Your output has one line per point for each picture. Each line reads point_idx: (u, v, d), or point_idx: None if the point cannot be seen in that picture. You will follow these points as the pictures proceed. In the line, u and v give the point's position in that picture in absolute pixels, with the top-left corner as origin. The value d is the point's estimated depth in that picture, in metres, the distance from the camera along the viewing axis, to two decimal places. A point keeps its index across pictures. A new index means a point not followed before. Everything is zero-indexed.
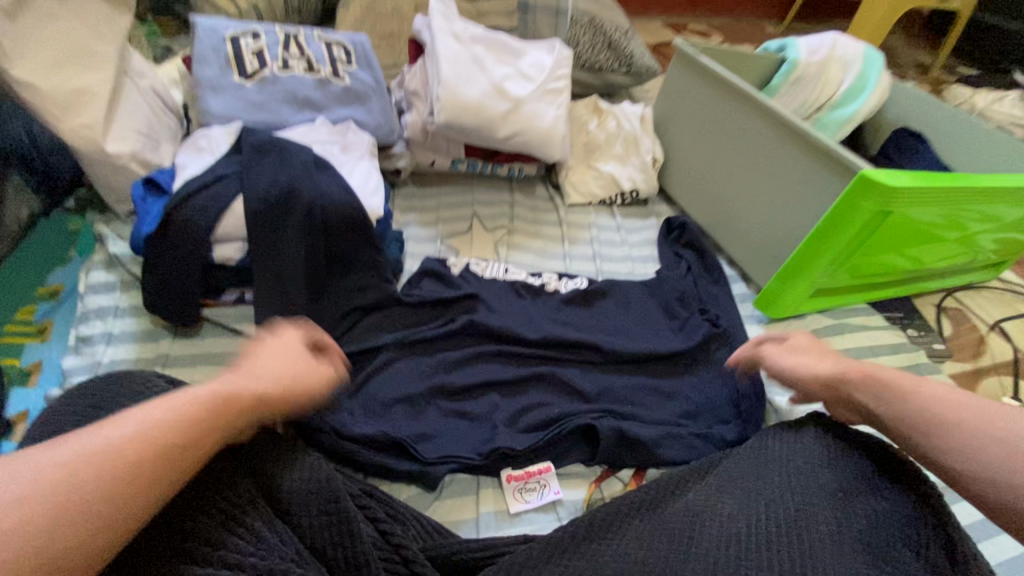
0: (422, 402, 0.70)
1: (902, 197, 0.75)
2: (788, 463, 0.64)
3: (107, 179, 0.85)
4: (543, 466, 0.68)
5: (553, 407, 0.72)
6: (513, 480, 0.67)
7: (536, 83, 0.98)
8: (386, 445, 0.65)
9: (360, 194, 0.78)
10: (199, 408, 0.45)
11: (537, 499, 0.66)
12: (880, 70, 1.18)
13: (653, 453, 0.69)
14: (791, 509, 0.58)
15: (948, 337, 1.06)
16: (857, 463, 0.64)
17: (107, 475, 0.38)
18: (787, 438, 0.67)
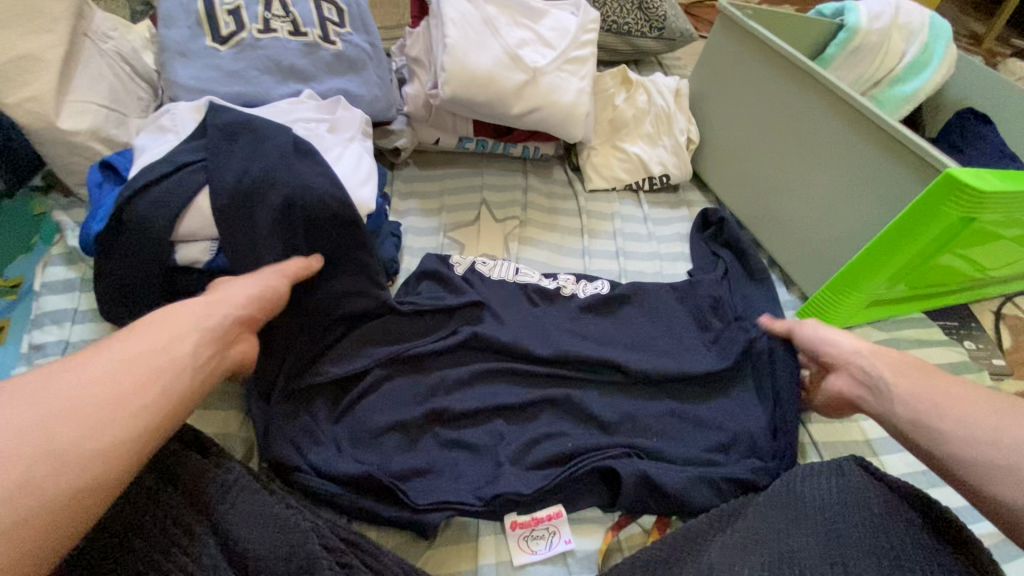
0: (417, 430, 0.61)
1: (991, 202, 0.63)
2: (825, 507, 0.54)
3: (65, 159, 0.75)
4: (553, 511, 0.59)
5: (567, 438, 0.62)
6: (519, 527, 0.58)
7: (558, 51, 0.85)
8: (372, 488, 0.56)
9: (348, 183, 0.66)
10: (185, 358, 0.46)
11: (545, 550, 0.57)
12: (948, 41, 1.02)
13: (681, 498, 0.59)
14: (824, 575, 0.49)
15: (1010, 351, 0.94)
16: (903, 517, 0.53)
17: (114, 414, 0.40)
18: (819, 484, 0.56)
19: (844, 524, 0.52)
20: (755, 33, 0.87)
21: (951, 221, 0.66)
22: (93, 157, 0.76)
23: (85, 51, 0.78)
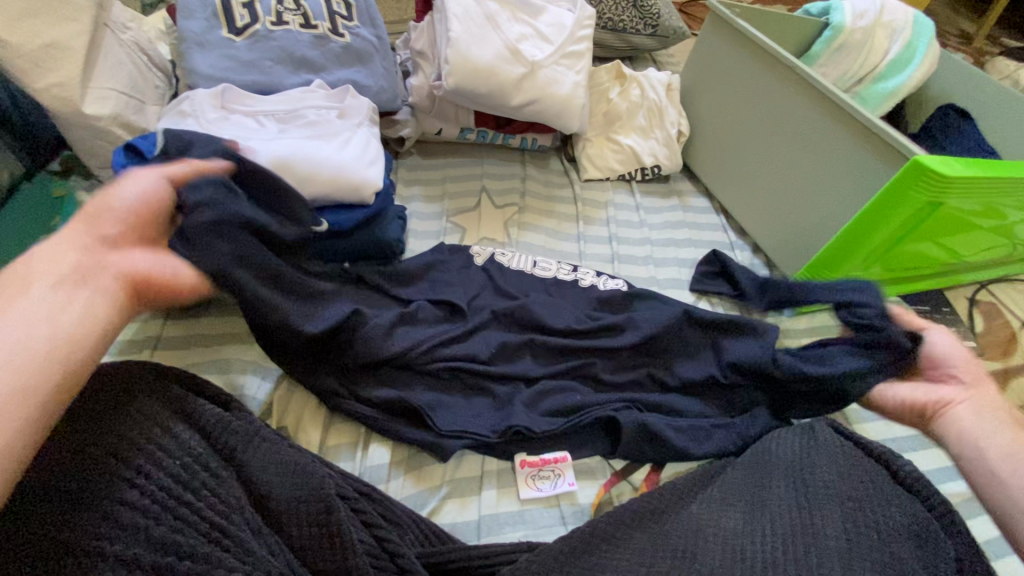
0: (435, 387, 0.66)
1: (956, 189, 0.67)
2: (794, 461, 0.59)
3: (88, 143, 0.80)
4: (560, 455, 0.65)
5: (575, 394, 0.68)
6: (526, 466, 0.64)
7: (555, 45, 0.89)
8: (401, 414, 0.64)
9: (357, 164, 0.70)
10: (48, 295, 0.42)
11: (550, 488, 0.63)
12: (931, 38, 1.07)
13: (665, 453, 0.65)
14: (794, 517, 0.53)
15: (981, 334, 1.00)
16: (869, 469, 0.58)
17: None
18: (794, 441, 0.62)
19: (812, 475, 0.57)
20: (742, 31, 0.91)
21: (919, 207, 0.71)
22: (115, 141, 0.81)
23: (105, 41, 0.83)
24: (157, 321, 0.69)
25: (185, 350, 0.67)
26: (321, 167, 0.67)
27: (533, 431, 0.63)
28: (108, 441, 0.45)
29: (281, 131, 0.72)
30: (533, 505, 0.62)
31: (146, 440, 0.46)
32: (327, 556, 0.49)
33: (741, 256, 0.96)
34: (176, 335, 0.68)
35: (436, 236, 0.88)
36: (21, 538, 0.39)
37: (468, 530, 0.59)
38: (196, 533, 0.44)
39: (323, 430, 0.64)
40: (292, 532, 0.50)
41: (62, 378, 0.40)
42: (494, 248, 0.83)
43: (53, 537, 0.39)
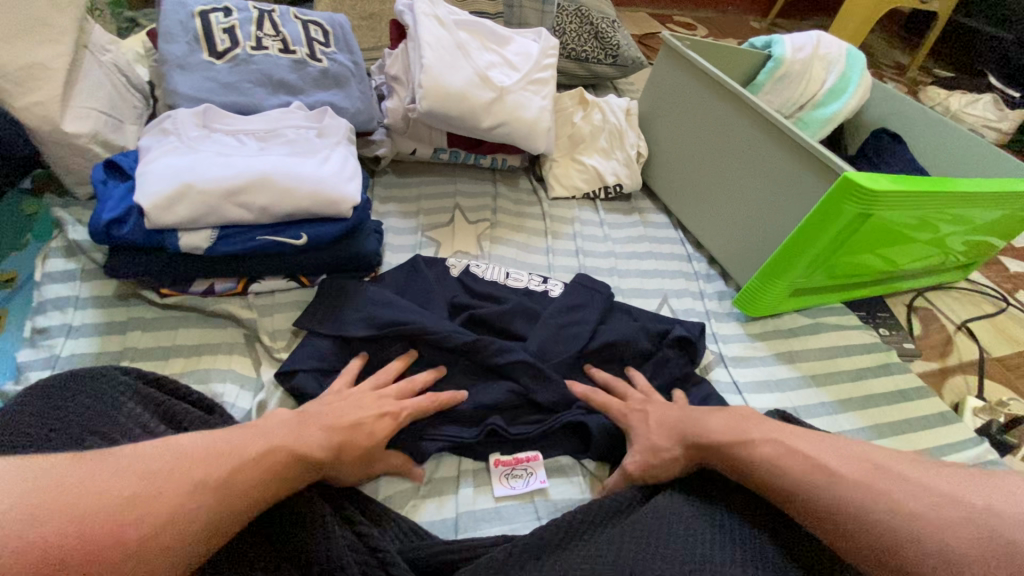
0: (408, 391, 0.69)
1: (883, 201, 0.75)
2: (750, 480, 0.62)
3: (65, 160, 0.81)
4: (532, 454, 0.69)
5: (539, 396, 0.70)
6: (501, 464, 0.68)
7: (522, 73, 0.96)
8: None
9: (335, 179, 0.73)
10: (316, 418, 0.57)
11: (522, 486, 0.66)
12: (861, 70, 1.18)
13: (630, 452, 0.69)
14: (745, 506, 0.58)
15: (918, 337, 1.09)
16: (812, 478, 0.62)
17: (202, 484, 0.45)
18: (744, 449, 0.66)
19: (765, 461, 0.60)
20: (693, 63, 1.00)
21: (851, 217, 0.78)
22: (92, 158, 0.82)
23: (85, 62, 0.85)
24: (135, 333, 0.70)
25: (164, 361, 0.69)
26: (300, 183, 0.70)
27: (507, 430, 0.67)
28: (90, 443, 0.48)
29: (262, 148, 0.75)
30: (508, 501, 0.65)
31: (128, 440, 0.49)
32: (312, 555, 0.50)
33: (698, 267, 1.03)
34: (155, 347, 0.70)
35: (411, 249, 0.91)
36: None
37: (447, 526, 0.62)
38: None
39: None
40: (245, 547, 0.50)
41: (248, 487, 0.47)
42: (470, 260, 0.88)
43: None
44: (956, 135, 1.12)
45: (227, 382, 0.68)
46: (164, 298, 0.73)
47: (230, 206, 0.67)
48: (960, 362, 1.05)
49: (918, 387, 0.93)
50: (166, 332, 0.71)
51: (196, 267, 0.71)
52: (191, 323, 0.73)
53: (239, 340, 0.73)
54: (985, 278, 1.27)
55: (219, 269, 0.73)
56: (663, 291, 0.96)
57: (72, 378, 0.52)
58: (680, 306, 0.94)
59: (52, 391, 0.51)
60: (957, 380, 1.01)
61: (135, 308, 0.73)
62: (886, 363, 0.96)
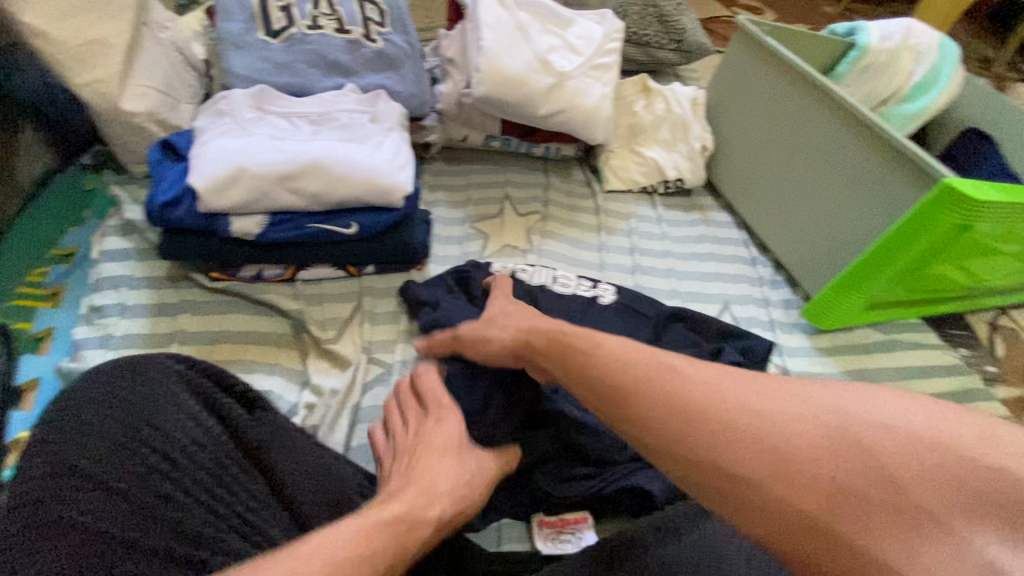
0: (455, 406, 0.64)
1: (988, 210, 0.67)
2: None
3: (124, 139, 0.82)
4: (580, 515, 0.62)
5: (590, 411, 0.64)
6: (546, 526, 0.61)
7: (585, 57, 0.90)
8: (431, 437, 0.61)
9: (387, 167, 0.70)
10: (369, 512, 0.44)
11: (573, 548, 0.60)
12: (957, 61, 1.07)
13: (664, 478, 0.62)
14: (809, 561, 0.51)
15: (1001, 359, 0.99)
16: None
17: None
18: None
19: None
20: (771, 50, 0.92)
21: (947, 229, 0.70)
22: (149, 137, 0.83)
23: (144, 39, 0.85)
24: (185, 316, 0.70)
25: (212, 346, 0.68)
26: (353, 170, 0.67)
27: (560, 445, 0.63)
28: (145, 432, 0.44)
29: (314, 132, 0.72)
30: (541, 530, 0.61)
31: (186, 436, 0.46)
32: None
33: (763, 271, 0.96)
34: (203, 331, 0.69)
35: (459, 242, 0.89)
36: (87, 526, 0.40)
37: (489, 538, 0.61)
38: (225, 526, 0.44)
39: (352, 422, 0.65)
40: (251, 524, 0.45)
41: None
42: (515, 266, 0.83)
43: (112, 538, 0.40)
44: None
45: (272, 375, 0.67)
46: (213, 282, 0.73)
47: (282, 191, 0.65)
48: None
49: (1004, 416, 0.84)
50: (216, 316, 0.70)
51: (246, 252, 0.70)
52: (238, 310, 0.72)
53: (286, 331, 0.71)
54: None
55: (268, 255, 0.71)
56: (724, 297, 0.90)
57: (121, 365, 0.49)
58: (742, 313, 0.88)
59: (106, 377, 0.47)
60: None
61: (186, 290, 0.72)
62: (967, 389, 0.87)
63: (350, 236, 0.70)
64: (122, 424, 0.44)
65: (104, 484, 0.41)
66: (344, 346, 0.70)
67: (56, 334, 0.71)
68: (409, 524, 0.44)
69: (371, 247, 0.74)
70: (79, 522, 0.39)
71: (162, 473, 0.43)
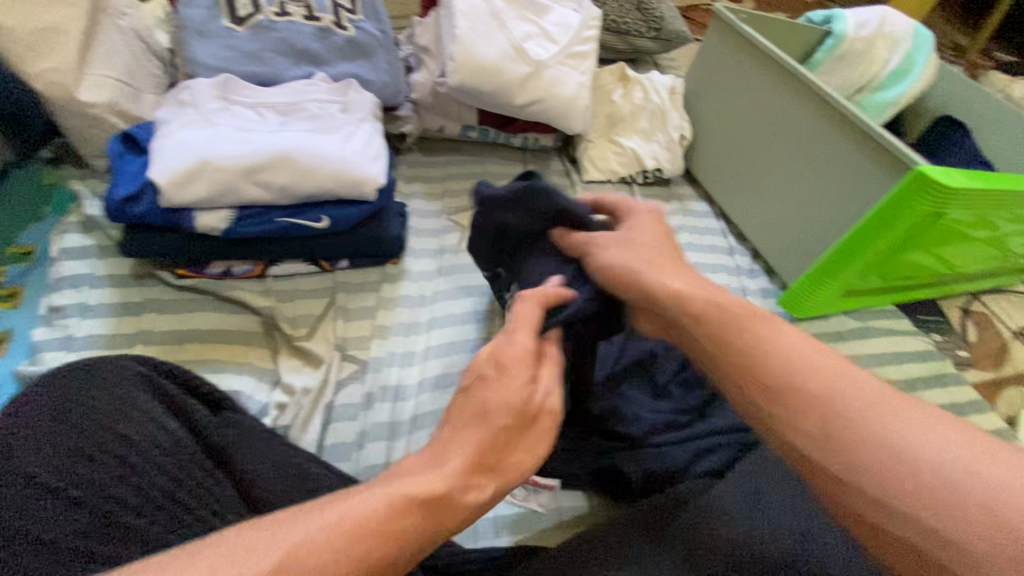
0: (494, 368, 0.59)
1: (959, 197, 0.68)
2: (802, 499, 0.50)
3: (82, 131, 0.79)
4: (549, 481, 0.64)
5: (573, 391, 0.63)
6: None
7: (561, 45, 0.88)
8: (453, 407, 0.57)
9: (359, 158, 0.68)
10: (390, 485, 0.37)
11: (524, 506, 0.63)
12: (930, 50, 1.07)
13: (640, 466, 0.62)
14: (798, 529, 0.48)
15: (973, 343, 1.01)
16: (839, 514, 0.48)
17: None
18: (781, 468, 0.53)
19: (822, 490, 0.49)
20: (747, 38, 0.91)
21: (921, 216, 0.71)
22: (109, 130, 0.79)
23: (102, 27, 0.81)
24: (150, 315, 0.67)
25: (179, 346, 0.66)
26: (323, 162, 0.66)
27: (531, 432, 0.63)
28: (104, 438, 0.43)
29: (282, 122, 0.70)
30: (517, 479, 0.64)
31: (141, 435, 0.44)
32: None
33: (740, 261, 0.96)
34: (171, 331, 0.67)
35: (436, 234, 0.87)
36: (32, 529, 0.37)
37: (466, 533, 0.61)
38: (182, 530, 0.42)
39: (325, 421, 0.64)
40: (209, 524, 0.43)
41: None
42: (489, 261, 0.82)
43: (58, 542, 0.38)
44: None
45: (242, 374, 0.65)
46: (180, 279, 0.70)
47: (249, 184, 0.63)
48: (1017, 373, 0.97)
49: (975, 400, 0.86)
50: (183, 315, 0.68)
51: (214, 248, 0.68)
52: (207, 308, 0.69)
53: (257, 329, 0.69)
54: None
55: (236, 251, 0.69)
56: None
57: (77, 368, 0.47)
58: None
59: (65, 379, 0.45)
60: (1014, 393, 0.94)
61: (151, 289, 0.70)
62: (939, 374, 0.89)
63: (321, 230, 0.69)
64: (77, 426, 0.43)
65: (59, 491, 0.39)
66: (317, 343, 0.69)
67: (14, 337, 0.68)
68: (433, 504, 0.37)
69: (343, 241, 0.72)
70: (31, 531, 0.37)
71: (123, 479, 0.41)
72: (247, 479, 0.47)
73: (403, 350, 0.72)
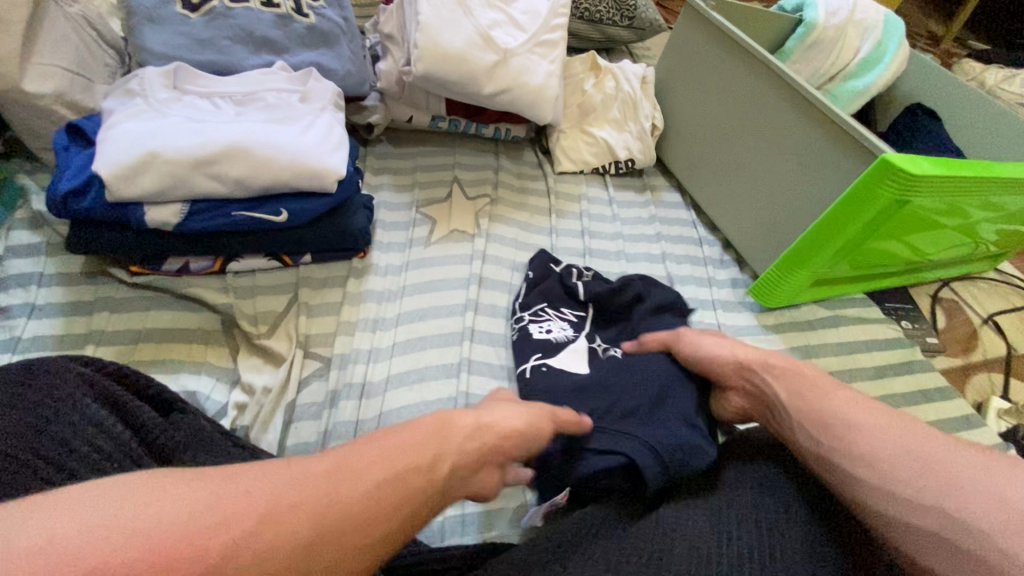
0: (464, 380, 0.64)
1: (925, 186, 0.68)
2: (760, 499, 0.51)
3: (29, 122, 0.75)
4: None
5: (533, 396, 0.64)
6: None
7: (529, 33, 0.87)
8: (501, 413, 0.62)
9: (319, 149, 0.66)
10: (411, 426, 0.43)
11: None
12: (901, 38, 1.08)
13: None
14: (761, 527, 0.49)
15: (942, 330, 1.02)
16: (799, 516, 0.50)
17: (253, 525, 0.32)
18: (750, 475, 0.54)
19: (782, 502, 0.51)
20: (717, 25, 0.91)
21: (885, 205, 0.71)
22: (58, 121, 0.76)
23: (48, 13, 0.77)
24: (102, 314, 0.65)
25: (134, 346, 0.63)
26: (280, 153, 0.63)
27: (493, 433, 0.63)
28: (38, 444, 0.40)
29: (238, 112, 0.68)
30: None
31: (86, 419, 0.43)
32: None
33: (712, 252, 0.96)
34: (123, 329, 0.65)
35: (405, 227, 0.86)
36: None
37: (432, 533, 0.59)
38: None
39: (286, 420, 0.62)
40: None
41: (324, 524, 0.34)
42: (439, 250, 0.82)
43: None
44: (999, 115, 1.03)
45: (199, 374, 0.63)
46: (134, 277, 0.68)
47: (200, 177, 0.61)
48: (984, 359, 0.98)
49: (943, 386, 0.87)
50: (137, 313, 0.66)
51: (167, 244, 0.65)
52: (163, 306, 0.67)
53: (216, 328, 0.67)
54: (1014, 268, 1.19)
55: (191, 247, 0.67)
56: (672, 278, 0.89)
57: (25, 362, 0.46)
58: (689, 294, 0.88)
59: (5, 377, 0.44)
60: (981, 377, 0.95)
61: (103, 287, 0.67)
62: (908, 361, 0.90)
63: (280, 224, 0.67)
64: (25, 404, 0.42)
65: None
66: (279, 340, 0.67)
67: None
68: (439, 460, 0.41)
69: (302, 237, 0.70)
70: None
71: (58, 487, 0.39)
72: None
73: (368, 346, 0.70)
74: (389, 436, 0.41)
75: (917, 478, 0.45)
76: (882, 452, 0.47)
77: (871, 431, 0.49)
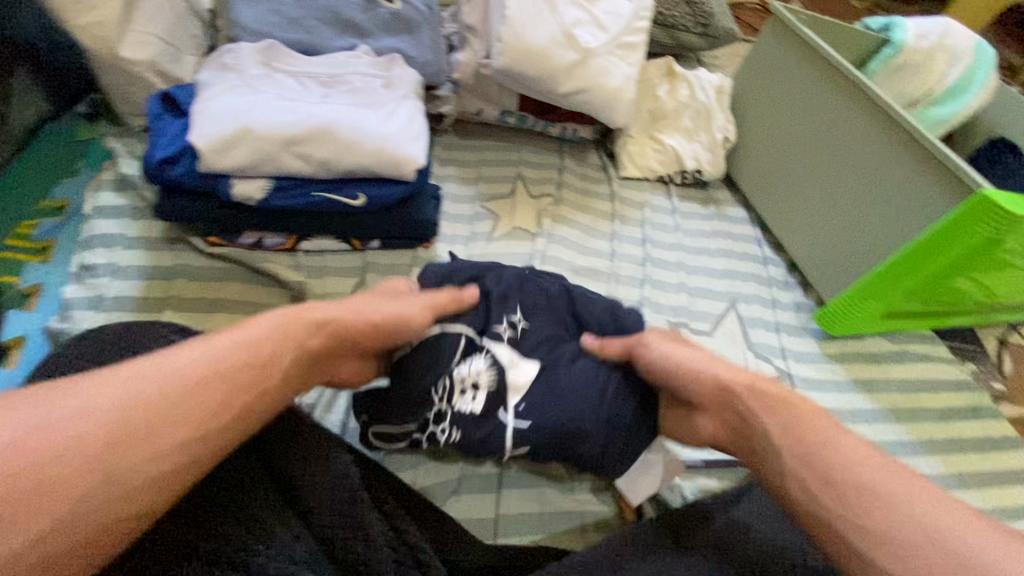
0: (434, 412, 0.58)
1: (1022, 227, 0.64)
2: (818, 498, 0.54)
3: (123, 88, 0.78)
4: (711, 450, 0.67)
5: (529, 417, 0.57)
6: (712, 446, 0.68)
7: (611, 34, 0.85)
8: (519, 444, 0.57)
9: (400, 137, 0.66)
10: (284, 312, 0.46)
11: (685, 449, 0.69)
12: (993, 67, 1.02)
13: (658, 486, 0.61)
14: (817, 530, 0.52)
15: (1010, 376, 0.97)
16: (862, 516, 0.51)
17: (173, 407, 0.36)
18: None
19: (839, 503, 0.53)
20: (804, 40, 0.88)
21: (974, 243, 0.68)
22: (148, 89, 0.78)
23: None
24: (178, 282, 0.67)
25: (207, 315, 0.66)
26: (364, 138, 0.64)
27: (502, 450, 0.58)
28: None
29: (324, 94, 0.68)
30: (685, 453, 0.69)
31: None
32: (336, 517, 0.45)
33: (774, 272, 0.93)
34: (200, 298, 0.67)
35: (469, 220, 0.85)
36: None
37: (485, 528, 0.59)
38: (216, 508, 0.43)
39: (348, 402, 0.64)
40: (230, 494, 0.44)
41: (236, 387, 0.39)
42: (498, 250, 0.82)
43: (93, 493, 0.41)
44: None
45: None
46: (211, 247, 0.70)
47: (289, 156, 0.62)
48: None
49: (1012, 437, 0.83)
50: (213, 283, 0.68)
51: (247, 217, 0.67)
52: (237, 277, 0.69)
53: (287, 305, 0.69)
54: None
55: (269, 223, 0.68)
56: (731, 295, 0.87)
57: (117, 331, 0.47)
58: (748, 313, 0.86)
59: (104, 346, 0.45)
60: None
61: (181, 254, 0.69)
62: (975, 406, 0.86)
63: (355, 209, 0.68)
64: None
65: None
66: None
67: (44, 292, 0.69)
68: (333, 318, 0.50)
69: (371, 222, 0.71)
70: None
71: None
72: (272, 454, 0.47)
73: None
74: (118, 430, 0.34)
75: (838, 497, 0.43)
76: (835, 459, 0.45)
77: (828, 458, 0.45)
